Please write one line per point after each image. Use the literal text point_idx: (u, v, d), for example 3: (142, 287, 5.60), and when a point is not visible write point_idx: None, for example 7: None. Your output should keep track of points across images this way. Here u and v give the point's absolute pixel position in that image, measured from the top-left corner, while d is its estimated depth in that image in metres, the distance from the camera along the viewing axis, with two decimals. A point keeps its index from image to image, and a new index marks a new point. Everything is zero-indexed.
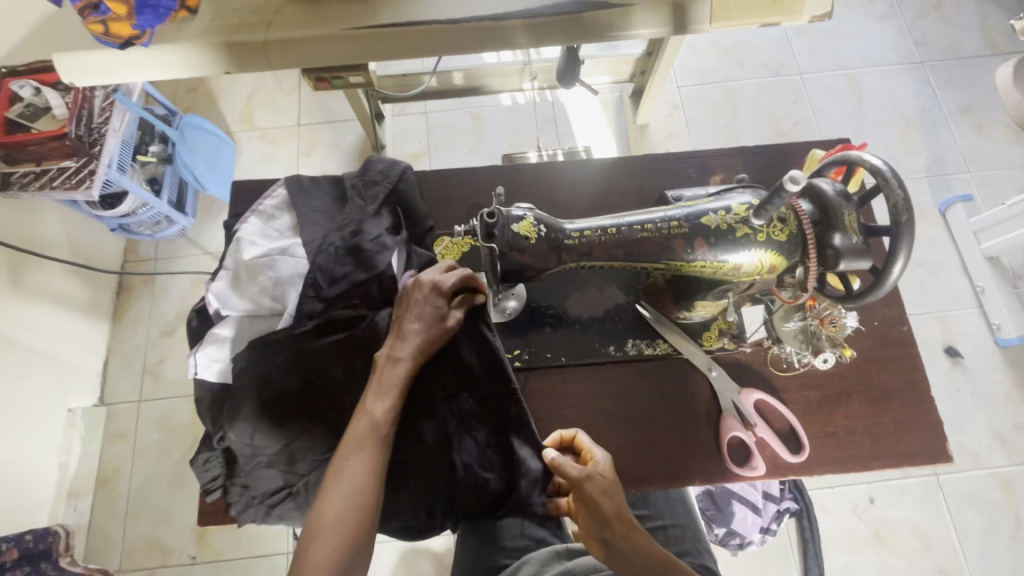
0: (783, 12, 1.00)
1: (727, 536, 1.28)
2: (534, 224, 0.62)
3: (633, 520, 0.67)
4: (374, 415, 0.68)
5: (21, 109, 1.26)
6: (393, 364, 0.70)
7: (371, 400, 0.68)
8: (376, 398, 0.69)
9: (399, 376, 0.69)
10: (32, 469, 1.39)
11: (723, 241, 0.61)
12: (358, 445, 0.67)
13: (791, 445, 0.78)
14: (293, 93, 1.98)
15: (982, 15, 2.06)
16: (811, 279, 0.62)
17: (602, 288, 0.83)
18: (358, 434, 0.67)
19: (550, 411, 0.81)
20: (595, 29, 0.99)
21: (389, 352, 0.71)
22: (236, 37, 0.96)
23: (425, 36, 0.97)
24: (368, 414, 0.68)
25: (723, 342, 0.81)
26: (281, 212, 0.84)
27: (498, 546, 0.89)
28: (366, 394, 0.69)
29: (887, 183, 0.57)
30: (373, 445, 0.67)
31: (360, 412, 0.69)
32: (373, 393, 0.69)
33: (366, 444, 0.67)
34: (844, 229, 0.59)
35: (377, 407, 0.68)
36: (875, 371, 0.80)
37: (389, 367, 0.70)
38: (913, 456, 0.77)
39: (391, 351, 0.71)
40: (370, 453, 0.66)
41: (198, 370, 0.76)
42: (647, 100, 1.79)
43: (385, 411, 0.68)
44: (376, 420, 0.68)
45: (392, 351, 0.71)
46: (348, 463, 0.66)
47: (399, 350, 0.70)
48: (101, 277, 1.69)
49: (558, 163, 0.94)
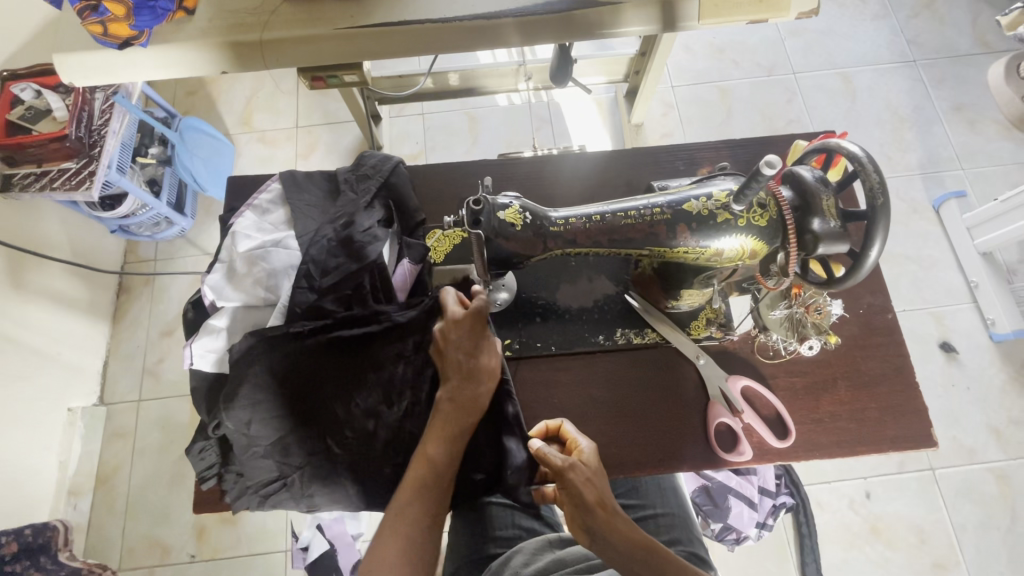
0: (771, 9, 1.01)
1: (723, 532, 1.29)
2: (520, 212, 0.62)
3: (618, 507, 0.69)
4: (437, 460, 0.71)
5: (22, 112, 1.28)
6: (458, 409, 0.72)
7: (436, 446, 0.71)
8: (437, 446, 0.71)
9: (459, 421, 0.72)
10: (32, 467, 1.41)
11: (705, 227, 0.62)
12: (420, 491, 0.70)
13: (777, 430, 0.79)
14: (291, 95, 2.01)
15: (974, 14, 2.08)
16: (792, 263, 0.63)
17: (591, 279, 0.84)
18: (422, 479, 0.70)
19: (540, 402, 0.82)
20: (586, 27, 1.00)
21: (451, 398, 0.72)
22: (233, 37, 0.97)
23: (418, 35, 0.99)
24: (430, 458, 0.71)
25: (710, 330, 0.82)
26: (275, 206, 0.86)
27: (489, 535, 0.90)
28: (428, 438, 0.71)
29: (863, 168, 0.58)
30: (436, 495, 0.71)
31: (420, 456, 0.71)
32: (435, 437, 0.71)
33: (430, 490, 0.70)
34: (822, 214, 0.60)
35: (441, 452, 0.71)
36: (861, 358, 0.81)
37: (452, 411, 0.72)
38: (899, 441, 0.78)
39: (453, 396, 0.72)
40: (429, 498, 0.70)
41: (193, 361, 0.76)
42: (642, 99, 1.81)
43: (449, 456, 0.71)
44: (438, 463, 0.71)
45: (453, 395, 0.72)
46: (414, 508, 0.70)
47: (462, 395, 0.72)
48: (101, 278, 1.70)
49: (549, 158, 0.96)
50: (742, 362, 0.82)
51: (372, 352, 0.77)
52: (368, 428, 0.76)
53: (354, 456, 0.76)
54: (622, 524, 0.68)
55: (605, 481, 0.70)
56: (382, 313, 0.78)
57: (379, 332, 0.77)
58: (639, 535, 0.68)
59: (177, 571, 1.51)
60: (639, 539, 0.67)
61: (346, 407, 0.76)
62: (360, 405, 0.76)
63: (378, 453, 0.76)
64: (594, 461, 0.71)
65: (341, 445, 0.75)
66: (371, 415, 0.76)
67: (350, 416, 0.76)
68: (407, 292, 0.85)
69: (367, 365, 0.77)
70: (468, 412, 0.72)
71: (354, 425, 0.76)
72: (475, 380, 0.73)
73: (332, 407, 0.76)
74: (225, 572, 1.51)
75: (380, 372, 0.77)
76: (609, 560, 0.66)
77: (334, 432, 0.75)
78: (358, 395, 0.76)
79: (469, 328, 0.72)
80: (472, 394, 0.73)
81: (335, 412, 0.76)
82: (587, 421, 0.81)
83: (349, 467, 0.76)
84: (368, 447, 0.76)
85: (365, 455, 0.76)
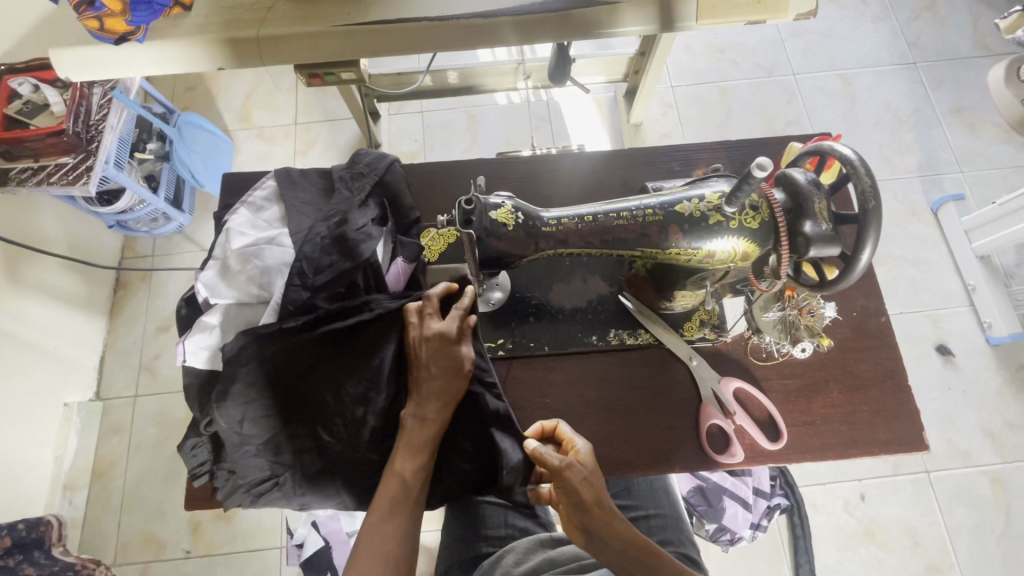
0: (768, 10, 1.01)
1: (719, 532, 1.28)
2: (512, 212, 0.62)
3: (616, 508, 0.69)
4: (403, 476, 0.72)
5: (20, 106, 1.28)
6: (421, 426, 0.73)
7: (401, 462, 0.72)
8: (404, 463, 0.72)
9: (425, 438, 0.73)
10: (27, 462, 1.41)
11: (697, 229, 0.62)
12: (390, 506, 0.71)
13: (769, 433, 0.79)
14: (290, 92, 2.01)
15: (974, 16, 2.08)
16: (784, 266, 0.63)
17: (585, 279, 0.84)
18: (391, 495, 0.71)
19: (532, 398, 0.82)
20: (583, 26, 1.00)
21: (415, 414, 0.73)
22: (229, 34, 0.97)
23: (415, 33, 0.99)
24: (396, 474, 0.72)
25: (704, 332, 0.83)
26: (269, 203, 0.86)
27: (481, 534, 0.90)
28: (395, 454, 0.73)
29: (856, 171, 0.58)
30: (407, 511, 0.72)
31: (389, 471, 0.73)
32: (401, 453, 0.73)
33: (399, 507, 0.71)
34: (814, 216, 0.59)
35: (406, 468, 0.72)
36: (853, 360, 0.81)
37: (416, 428, 0.73)
38: (891, 444, 0.78)
39: (416, 412, 0.74)
40: (399, 514, 0.71)
41: (187, 357, 0.77)
42: (641, 99, 1.81)
43: (415, 472, 0.72)
44: (406, 479, 0.72)
45: (416, 411, 0.74)
46: (387, 524, 0.71)
47: (425, 411, 0.73)
48: (98, 273, 1.70)
49: (544, 157, 0.96)
50: (735, 364, 0.82)
51: (364, 340, 0.77)
52: (357, 416, 0.75)
53: (345, 445, 0.75)
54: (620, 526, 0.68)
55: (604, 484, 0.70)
56: (371, 301, 0.79)
57: (369, 321, 0.78)
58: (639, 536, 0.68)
59: (172, 566, 1.51)
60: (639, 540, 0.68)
61: (336, 394, 0.76)
62: (350, 393, 0.76)
63: (367, 443, 0.75)
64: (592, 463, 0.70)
65: (331, 433, 0.75)
66: (360, 402, 0.76)
67: (340, 404, 0.75)
68: (401, 287, 0.84)
69: (359, 360, 0.77)
70: (433, 429, 0.73)
71: (344, 414, 0.75)
72: (438, 395, 0.74)
73: (323, 393, 0.76)
74: (220, 568, 1.51)
75: (370, 359, 0.77)
76: (606, 561, 0.67)
77: (324, 421, 0.75)
78: (349, 383, 0.76)
79: (434, 344, 0.75)
80: (436, 411, 0.74)
81: (325, 400, 0.75)
82: (581, 420, 0.81)
83: (339, 458, 0.75)
84: (356, 436, 0.75)
85: (355, 446, 0.75)
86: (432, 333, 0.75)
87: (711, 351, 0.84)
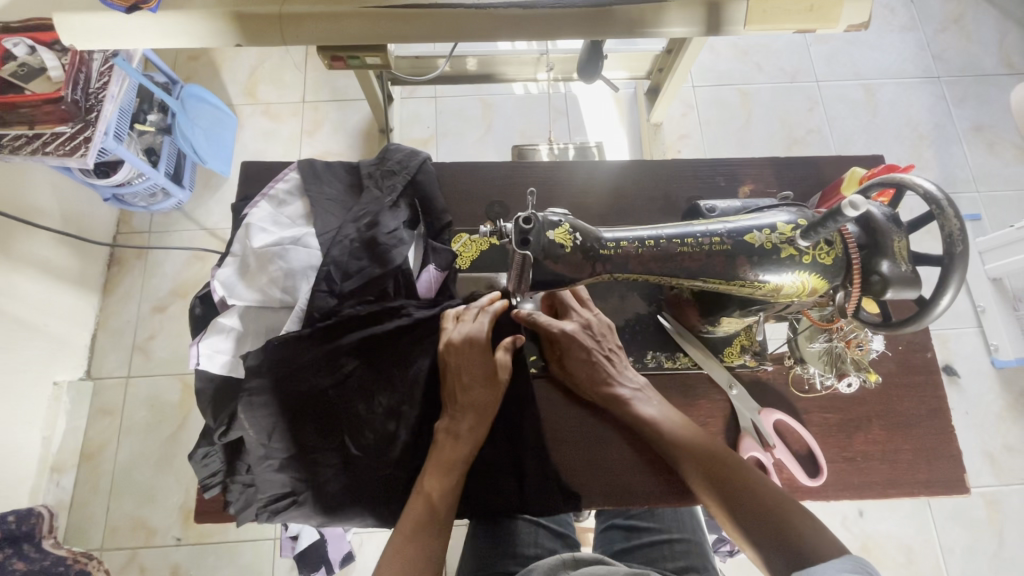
0: (819, 19, 0.93)
1: (718, 542, 1.19)
2: (569, 231, 0.58)
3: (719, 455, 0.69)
4: (430, 496, 0.67)
5: (15, 69, 1.16)
6: (454, 441, 0.69)
7: (429, 480, 0.67)
8: (432, 480, 0.68)
9: (457, 454, 0.69)
10: (13, 443, 1.35)
11: (766, 261, 0.58)
12: (413, 528, 0.65)
13: (809, 468, 0.76)
14: (299, 69, 1.92)
15: (1001, 33, 2.04)
16: (853, 304, 0.59)
17: (623, 296, 0.82)
18: (415, 517, 0.66)
19: (567, 423, 0.78)
20: (627, 24, 0.93)
21: (448, 428, 0.70)
22: (250, 8, 0.89)
23: (449, 20, 0.91)
24: (423, 494, 0.67)
25: (747, 357, 0.79)
26: (292, 197, 0.80)
27: (511, 552, 0.87)
28: (423, 472, 0.68)
29: (943, 212, 0.54)
30: (432, 536, 0.66)
31: (416, 492, 0.68)
32: (430, 471, 0.68)
33: (424, 531, 0.66)
34: (893, 256, 0.55)
35: (434, 486, 0.67)
36: (897, 396, 0.78)
37: (448, 443, 0.69)
38: (931, 485, 0.75)
39: (449, 426, 0.70)
40: (424, 539, 0.65)
41: (201, 361, 0.71)
42: (663, 98, 1.74)
43: (442, 492, 0.67)
44: (433, 501, 0.67)
45: (450, 425, 0.70)
46: (410, 547, 0.65)
47: (458, 425, 0.70)
48: (91, 248, 1.63)
49: (574, 163, 0.91)
50: (776, 392, 0.79)
51: (399, 349, 0.75)
52: (388, 430, 0.72)
53: (372, 460, 0.71)
54: (722, 465, 0.68)
55: (699, 434, 0.72)
56: (403, 308, 0.75)
57: (400, 328, 0.75)
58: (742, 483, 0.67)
59: (161, 554, 1.47)
60: (752, 480, 0.67)
61: (368, 405, 0.72)
62: (382, 404, 0.72)
63: (396, 458, 0.72)
64: (654, 420, 0.73)
65: (360, 446, 0.71)
66: (393, 415, 0.73)
67: (371, 415, 0.72)
68: (433, 294, 0.80)
69: (392, 367, 0.74)
70: (467, 445, 0.69)
71: (374, 427, 0.72)
72: (472, 407, 0.70)
73: (354, 404, 0.72)
74: (210, 558, 1.47)
75: (406, 370, 0.74)
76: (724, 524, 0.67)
77: (352, 432, 0.71)
78: (382, 394, 0.73)
79: (464, 352, 0.71)
80: (468, 423, 0.70)
81: (355, 411, 0.72)
82: None
83: (364, 475, 0.71)
84: (385, 451, 0.72)
85: (383, 462, 0.72)
86: (461, 338, 0.72)
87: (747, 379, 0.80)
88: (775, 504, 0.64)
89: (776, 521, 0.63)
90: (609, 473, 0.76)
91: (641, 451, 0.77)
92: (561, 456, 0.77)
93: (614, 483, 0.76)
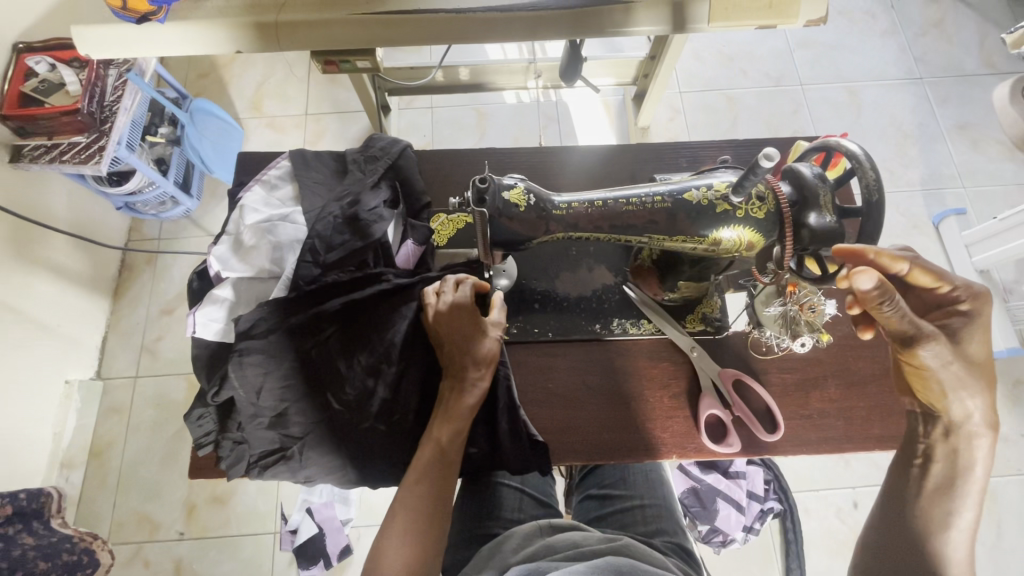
0: (779, 16, 1.00)
1: (710, 533, 1.31)
2: (524, 193, 0.65)
3: (941, 476, 0.64)
4: (440, 442, 0.73)
5: (37, 84, 1.29)
6: (461, 394, 0.74)
7: (439, 428, 0.73)
8: (445, 429, 0.73)
9: (465, 406, 0.74)
10: (28, 438, 1.42)
11: (704, 217, 0.64)
12: (423, 472, 0.71)
13: (767, 424, 0.80)
14: (302, 83, 2.03)
15: (982, 35, 2.10)
16: (788, 257, 0.64)
17: (591, 269, 0.87)
18: (426, 461, 0.72)
19: (536, 384, 0.83)
20: (598, 25, 1.00)
21: (452, 385, 0.75)
22: (250, 17, 0.98)
23: (431, 26, 0.99)
24: (433, 441, 0.73)
25: (907, 265, 0.63)
26: (283, 182, 0.87)
27: (494, 514, 0.91)
28: (435, 423, 0.74)
29: (861, 165, 0.60)
30: (443, 476, 0.72)
31: (427, 439, 0.73)
32: (440, 421, 0.74)
33: (434, 473, 0.71)
34: (820, 208, 0.61)
35: (443, 435, 0.73)
36: (852, 357, 0.83)
37: (455, 396, 0.74)
38: (885, 440, 0.79)
39: (454, 382, 0.75)
40: (435, 480, 0.71)
41: (197, 329, 0.78)
42: (648, 102, 1.82)
43: (451, 438, 0.73)
44: (443, 446, 0.73)
45: (455, 382, 0.75)
46: (420, 486, 0.71)
47: (464, 381, 0.75)
48: (104, 252, 1.71)
49: (564, 150, 0.97)
50: (971, 329, 0.64)
51: (376, 312, 0.79)
52: (367, 387, 0.77)
53: (353, 415, 0.77)
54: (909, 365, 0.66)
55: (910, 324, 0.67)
56: (382, 275, 0.81)
57: (380, 292, 0.80)
58: (930, 515, 0.63)
59: (166, 548, 1.51)
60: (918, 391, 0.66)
61: (348, 363, 0.77)
62: (362, 362, 0.78)
63: (375, 412, 0.77)
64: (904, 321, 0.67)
65: (340, 401, 0.77)
66: (371, 373, 0.77)
67: (351, 373, 0.77)
68: (411, 267, 0.86)
69: (370, 330, 0.79)
70: (473, 398, 0.74)
71: (354, 383, 0.77)
72: (475, 363, 0.75)
73: (335, 361, 0.77)
74: (213, 552, 1.51)
75: (384, 334, 0.79)
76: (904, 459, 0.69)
77: (334, 389, 0.77)
78: (361, 353, 0.78)
79: (451, 316, 0.76)
80: (472, 379, 0.75)
81: (337, 369, 0.77)
82: (613, 387, 0.83)
83: (347, 429, 0.77)
84: (365, 406, 0.77)
85: (364, 416, 0.77)
86: (444, 304, 0.76)
87: (907, 330, 0.63)
88: (928, 540, 0.61)
89: (911, 526, 0.63)
90: (579, 428, 0.80)
91: (607, 405, 0.82)
92: (532, 414, 0.81)
93: (585, 438, 0.80)
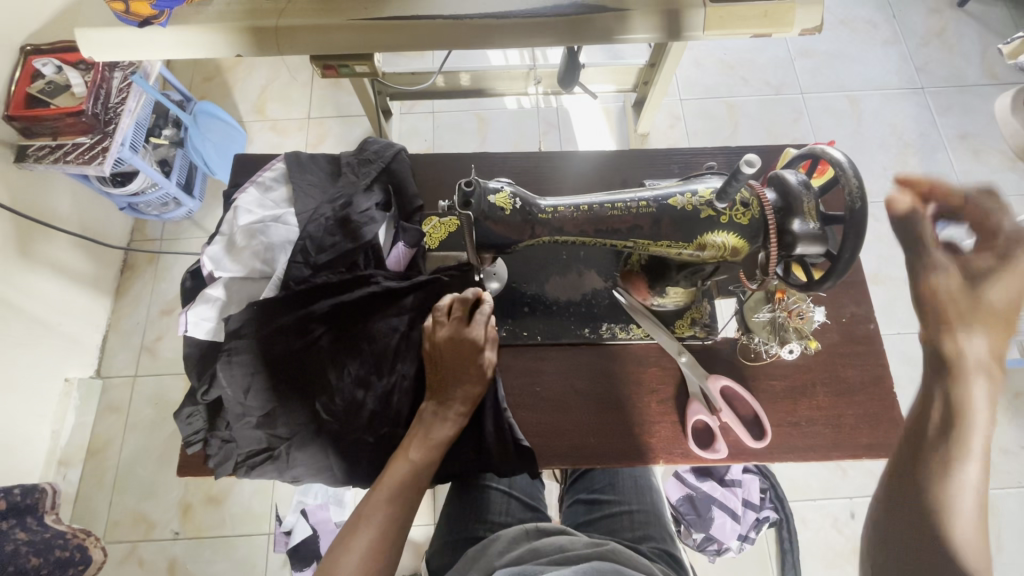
0: (773, 24, 1.00)
1: (705, 542, 1.30)
2: (509, 197, 0.65)
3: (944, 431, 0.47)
4: (413, 464, 0.73)
5: (42, 86, 1.30)
6: (441, 422, 0.75)
7: (414, 450, 0.73)
8: (419, 451, 0.73)
9: (443, 434, 0.74)
10: (25, 435, 1.43)
11: (689, 223, 0.65)
12: (393, 492, 0.72)
13: (754, 431, 0.80)
14: (305, 87, 2.05)
15: (984, 45, 2.10)
16: (772, 263, 0.65)
17: (580, 273, 0.86)
18: (397, 482, 0.72)
19: (526, 388, 0.83)
20: (593, 33, 1.00)
21: (434, 411, 0.75)
22: (250, 22, 0.99)
23: (427, 31, 1.00)
24: (407, 462, 0.73)
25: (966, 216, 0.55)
26: (277, 184, 0.88)
27: (481, 517, 0.91)
28: (409, 443, 0.74)
29: (844, 174, 0.60)
30: (409, 497, 0.73)
31: (400, 457, 0.74)
32: (416, 444, 0.74)
33: (402, 496, 0.72)
34: (803, 215, 0.61)
35: (417, 458, 0.73)
36: (841, 364, 0.82)
37: (434, 422, 0.75)
38: (873, 448, 0.79)
39: (435, 408, 0.75)
40: (402, 502, 0.72)
41: (188, 328, 0.78)
42: (648, 109, 1.82)
43: (424, 464, 0.73)
44: (415, 470, 0.73)
45: (437, 409, 0.75)
46: (387, 506, 0.71)
47: (447, 410, 0.75)
48: (107, 252, 1.73)
49: (558, 155, 0.98)
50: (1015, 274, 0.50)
51: (365, 322, 0.80)
52: (357, 398, 0.78)
53: (339, 421, 0.77)
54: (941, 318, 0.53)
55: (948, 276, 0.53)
56: (372, 278, 0.82)
57: (370, 300, 0.81)
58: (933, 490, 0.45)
59: (160, 547, 1.52)
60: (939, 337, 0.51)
61: (339, 372, 0.78)
62: (352, 371, 0.78)
63: (365, 421, 0.78)
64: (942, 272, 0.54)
65: (329, 409, 0.77)
66: (362, 383, 0.78)
67: (341, 384, 0.78)
68: (402, 269, 0.87)
69: (361, 336, 0.80)
70: (451, 427, 0.75)
71: (344, 394, 0.77)
72: (464, 398, 0.76)
73: (325, 367, 0.78)
74: (207, 552, 1.51)
75: (375, 342, 0.80)
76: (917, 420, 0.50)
77: (323, 396, 0.77)
78: (352, 360, 0.79)
79: (453, 347, 0.76)
80: (456, 405, 0.75)
81: (327, 375, 0.78)
82: (602, 392, 0.83)
83: (334, 434, 0.77)
84: (355, 413, 0.77)
85: (351, 423, 0.77)
86: (448, 331, 0.77)
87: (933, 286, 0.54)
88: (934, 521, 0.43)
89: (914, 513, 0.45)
90: (566, 432, 0.81)
91: (595, 411, 0.82)
92: (520, 418, 0.82)
93: (572, 443, 0.80)
